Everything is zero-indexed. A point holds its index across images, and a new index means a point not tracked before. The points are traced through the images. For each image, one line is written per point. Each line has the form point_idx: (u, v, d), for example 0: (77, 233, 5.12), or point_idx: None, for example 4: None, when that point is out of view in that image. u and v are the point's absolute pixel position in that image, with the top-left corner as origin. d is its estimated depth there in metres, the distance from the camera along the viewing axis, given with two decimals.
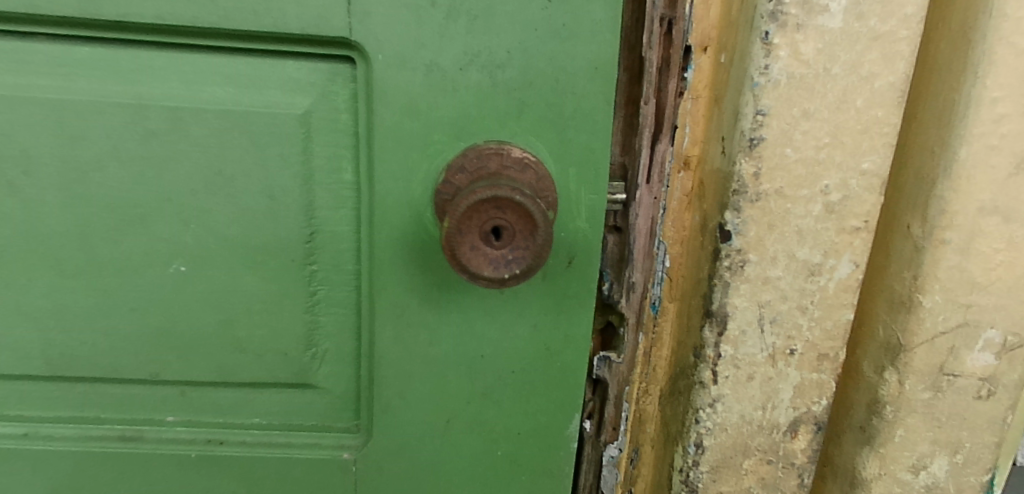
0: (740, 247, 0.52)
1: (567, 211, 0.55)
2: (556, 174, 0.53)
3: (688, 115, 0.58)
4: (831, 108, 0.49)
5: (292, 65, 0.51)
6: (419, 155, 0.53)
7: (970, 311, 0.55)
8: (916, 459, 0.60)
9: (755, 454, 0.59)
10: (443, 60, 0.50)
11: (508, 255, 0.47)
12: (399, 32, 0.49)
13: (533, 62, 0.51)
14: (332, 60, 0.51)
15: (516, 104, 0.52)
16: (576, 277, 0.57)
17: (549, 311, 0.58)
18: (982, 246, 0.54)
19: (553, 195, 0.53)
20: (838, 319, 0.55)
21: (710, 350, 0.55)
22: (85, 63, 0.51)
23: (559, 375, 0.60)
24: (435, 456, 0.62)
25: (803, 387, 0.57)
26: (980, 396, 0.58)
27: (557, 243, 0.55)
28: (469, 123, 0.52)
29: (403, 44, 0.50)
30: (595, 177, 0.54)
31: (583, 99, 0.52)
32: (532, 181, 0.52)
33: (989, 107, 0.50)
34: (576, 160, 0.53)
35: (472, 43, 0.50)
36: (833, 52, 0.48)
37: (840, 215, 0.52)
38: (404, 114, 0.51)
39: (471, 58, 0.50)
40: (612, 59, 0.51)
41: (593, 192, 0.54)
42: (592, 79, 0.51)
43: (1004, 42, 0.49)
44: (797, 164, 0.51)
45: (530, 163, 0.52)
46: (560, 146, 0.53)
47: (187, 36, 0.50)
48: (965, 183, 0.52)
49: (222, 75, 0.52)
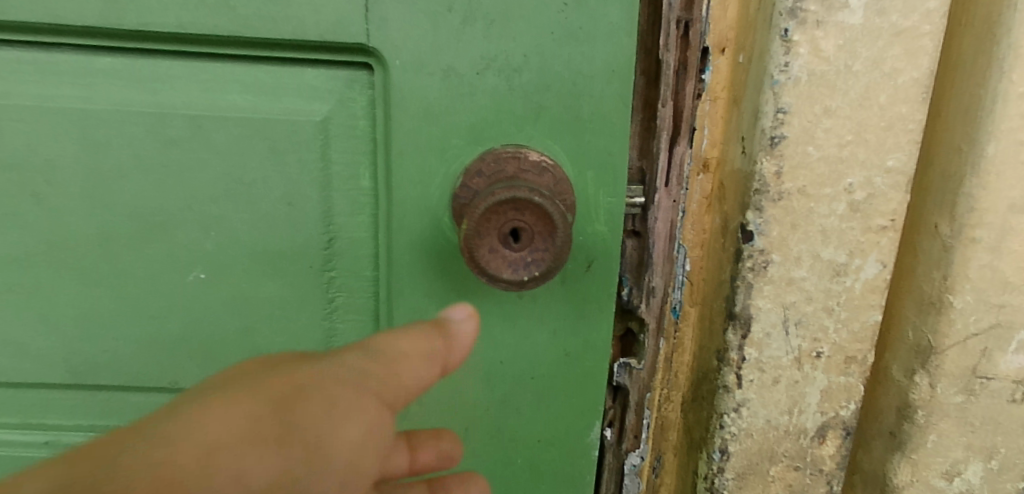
0: (763, 247, 0.52)
1: (586, 215, 0.54)
2: (574, 178, 0.53)
3: (706, 117, 0.57)
4: (854, 105, 0.49)
5: (311, 73, 0.52)
6: (437, 160, 0.53)
7: (1002, 312, 0.54)
8: (949, 465, 0.59)
9: (782, 460, 0.58)
10: (460, 65, 0.50)
11: (527, 257, 0.47)
12: (415, 38, 0.50)
13: (550, 65, 0.51)
14: (350, 68, 0.52)
15: (533, 108, 0.52)
16: (595, 282, 0.56)
17: (569, 317, 0.57)
18: (1014, 244, 0.52)
19: (571, 198, 0.53)
20: (865, 321, 0.54)
21: (734, 354, 0.55)
22: (108, 73, 0.52)
23: (579, 381, 0.59)
24: (454, 464, 0.62)
25: (831, 391, 0.56)
26: (1015, 400, 0.57)
27: (576, 247, 0.55)
28: (486, 127, 0.52)
29: (419, 49, 0.50)
30: (614, 180, 0.53)
31: (601, 102, 0.52)
32: (550, 185, 0.52)
33: (1016, 102, 0.49)
34: (595, 163, 0.53)
35: (488, 47, 0.50)
36: (854, 48, 0.47)
37: (865, 214, 0.51)
38: (421, 119, 0.52)
39: (487, 62, 0.50)
40: (628, 61, 0.51)
41: (611, 195, 0.54)
42: (610, 81, 0.51)
43: None
44: (820, 163, 0.50)
45: (547, 167, 0.52)
46: (578, 150, 0.53)
47: (207, 45, 0.51)
48: (993, 179, 0.51)
49: (241, 83, 0.52)
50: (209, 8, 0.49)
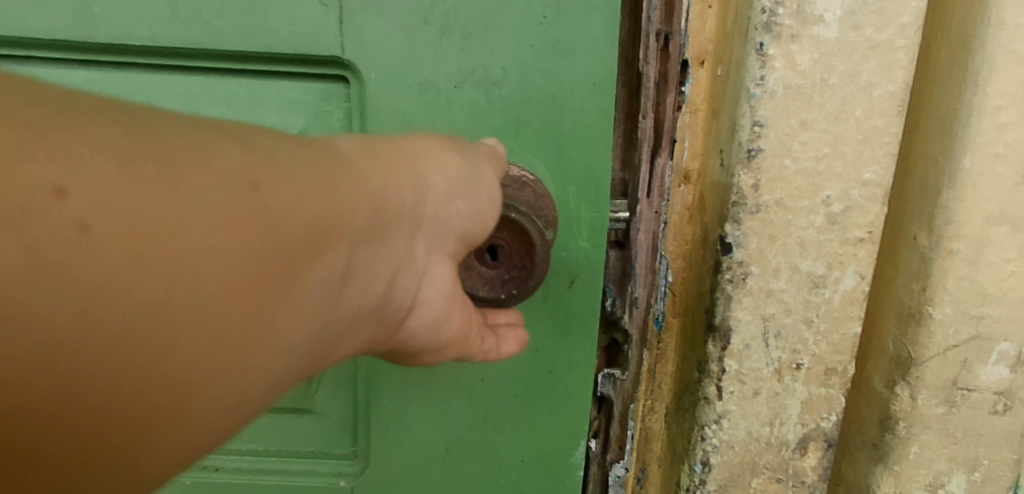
0: (741, 259, 0.52)
1: (568, 230, 0.55)
2: (555, 193, 0.54)
3: (687, 129, 0.58)
4: (829, 118, 0.49)
5: (289, 86, 0.53)
6: None
7: (982, 324, 0.54)
8: (932, 477, 0.58)
9: (764, 472, 0.58)
10: (438, 78, 0.51)
11: (503, 273, 0.51)
12: (394, 52, 0.50)
13: (529, 78, 0.51)
14: (326, 80, 0.52)
15: (513, 121, 0.52)
16: (579, 298, 0.56)
17: (551, 334, 0.57)
18: (992, 256, 0.52)
19: (553, 213, 0.54)
20: (845, 333, 0.54)
21: (714, 365, 0.55)
22: (93, 87, 0.53)
23: (563, 399, 0.60)
24: (435, 484, 0.62)
25: (812, 402, 0.56)
26: (996, 411, 0.57)
27: (559, 263, 0.55)
28: (467, 140, 0.52)
29: (397, 62, 0.51)
30: (596, 195, 0.54)
31: (582, 115, 0.52)
32: (531, 199, 0.53)
33: (992, 115, 0.50)
34: (575, 177, 0.53)
35: (466, 60, 0.50)
36: (829, 62, 0.48)
37: (843, 226, 0.51)
38: (401, 132, 0.52)
39: (465, 76, 0.51)
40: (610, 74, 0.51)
41: (594, 210, 0.54)
42: (592, 95, 0.51)
43: (1003, 49, 0.48)
44: (797, 175, 0.50)
45: (528, 182, 0.53)
46: (559, 165, 0.53)
47: (182, 58, 0.52)
48: (969, 191, 0.51)
49: (216, 96, 0.53)
50: (184, 22, 0.50)
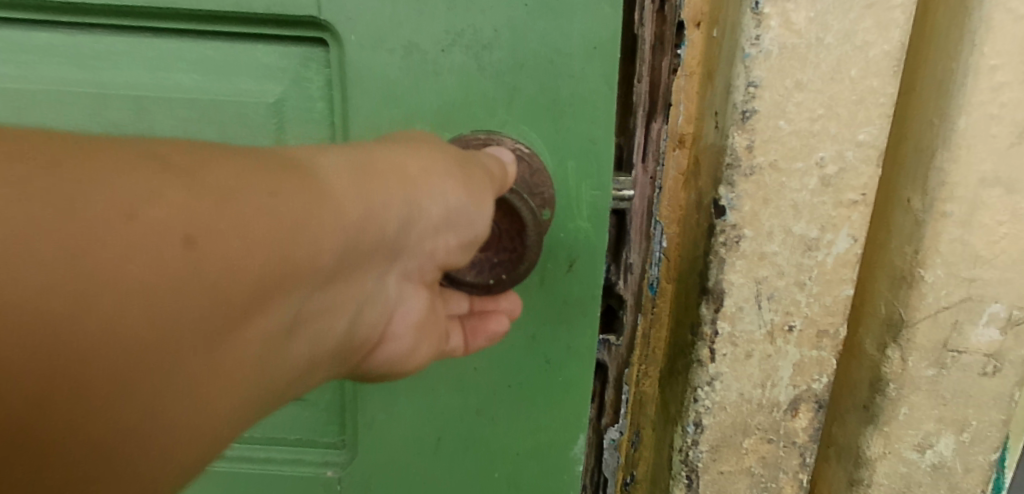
0: (735, 222, 0.52)
1: (568, 210, 0.54)
2: (553, 166, 0.53)
3: (682, 93, 0.58)
4: (824, 78, 0.49)
5: (273, 49, 0.52)
6: None
7: (973, 286, 0.54)
8: (921, 437, 0.59)
9: (755, 432, 0.58)
10: (422, 41, 0.50)
11: (491, 255, 0.53)
12: (377, 14, 0.50)
13: (523, 41, 0.50)
14: (302, 43, 0.52)
15: (506, 88, 0.51)
16: (577, 282, 0.56)
17: (549, 320, 0.58)
18: (984, 218, 0.53)
19: (549, 191, 0.53)
20: (837, 295, 0.54)
21: (707, 328, 0.55)
22: (89, 53, 0.54)
23: (560, 388, 0.60)
24: (425, 475, 0.64)
25: (803, 364, 0.56)
26: (985, 373, 0.57)
27: (557, 244, 0.55)
28: (456, 109, 0.52)
29: (381, 24, 0.50)
30: (598, 172, 0.53)
31: (580, 82, 0.51)
32: (526, 174, 0.53)
33: (988, 75, 0.49)
34: (573, 149, 0.53)
35: (453, 21, 0.50)
36: (825, 21, 0.47)
37: (837, 188, 0.51)
38: (386, 99, 0.52)
39: (453, 38, 0.50)
40: (609, 37, 0.49)
41: (595, 189, 0.53)
42: (590, 59, 0.50)
43: (1002, 7, 0.48)
44: (791, 136, 0.50)
45: (523, 155, 0.53)
46: (556, 136, 0.52)
47: (157, 20, 0.52)
48: (964, 153, 0.51)
49: (193, 62, 0.53)
50: None
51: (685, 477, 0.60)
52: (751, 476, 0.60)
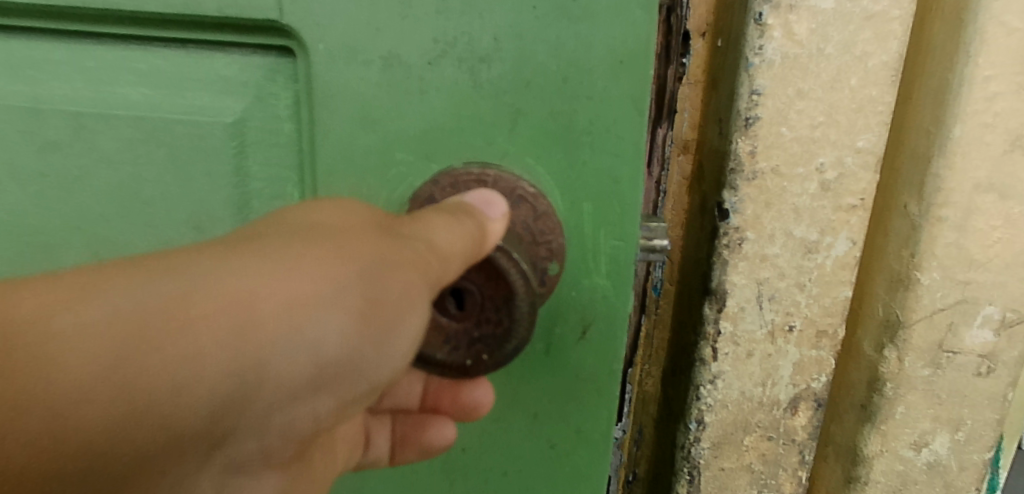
0: (738, 225, 0.54)
1: (583, 266, 0.46)
2: (564, 209, 0.45)
3: (687, 100, 0.60)
4: (825, 87, 0.50)
5: (245, 58, 0.46)
6: (375, 181, 0.46)
7: (968, 288, 0.56)
8: (917, 436, 0.61)
9: (756, 430, 0.60)
10: (406, 52, 0.42)
11: (471, 326, 0.41)
12: (354, 26, 0.42)
13: (530, 53, 0.41)
14: (261, 50, 0.46)
15: (509, 112, 0.43)
16: (590, 353, 0.48)
17: (556, 398, 0.50)
18: (979, 222, 0.54)
19: (556, 241, 0.45)
20: (836, 296, 0.56)
21: (710, 328, 0.57)
22: (29, 62, 0.49)
23: (568, 481, 0.52)
24: None
25: (803, 364, 0.58)
26: (980, 372, 0.59)
27: (568, 304, 0.47)
28: (445, 136, 0.44)
29: (351, 29, 0.42)
30: (620, 219, 0.45)
31: (602, 105, 0.42)
32: (528, 219, 0.44)
33: (982, 85, 0.51)
34: (589, 185, 0.44)
35: (443, 25, 0.42)
36: (826, 32, 0.49)
37: (836, 193, 0.53)
38: (358, 121, 0.45)
39: (443, 48, 0.42)
40: (640, 44, 0.41)
41: (617, 238, 0.45)
42: (616, 75, 0.41)
43: (995, 20, 0.50)
44: (793, 142, 0.52)
45: (525, 197, 0.44)
46: (570, 173, 0.44)
47: (96, 22, 0.46)
48: (958, 159, 0.53)
49: (135, 72, 0.48)
50: None
51: (687, 473, 0.62)
52: (751, 473, 0.62)
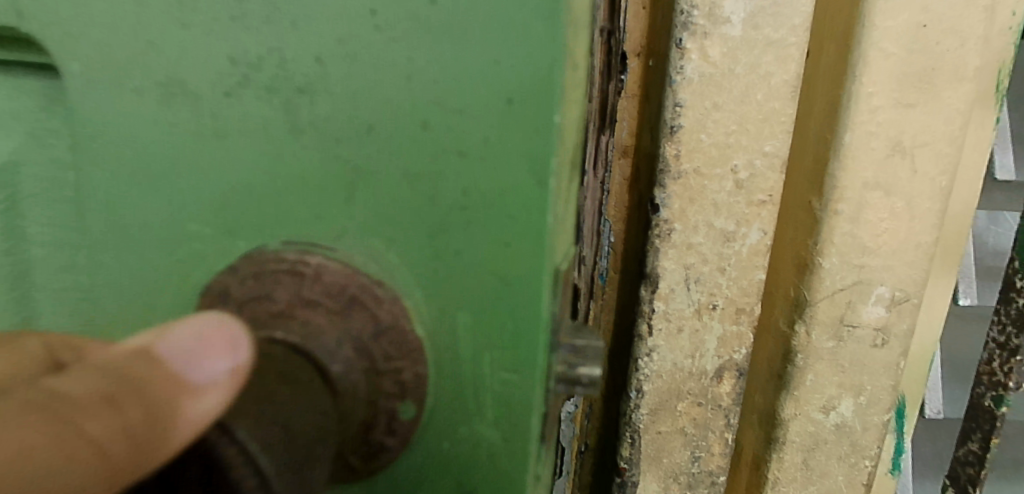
0: (667, 218, 0.63)
1: (460, 386, 0.39)
2: (422, 309, 0.38)
3: (625, 111, 0.69)
4: (736, 101, 0.60)
5: (41, 84, 0.41)
6: (162, 252, 0.39)
7: (862, 271, 0.66)
8: (825, 400, 0.71)
9: (687, 397, 0.69)
10: (198, 85, 0.35)
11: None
12: (119, 41, 0.35)
13: (345, 100, 0.34)
14: (38, 71, 0.40)
15: (335, 172, 0.36)
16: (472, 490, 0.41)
17: None
18: (869, 215, 0.65)
19: (413, 355, 0.38)
20: (752, 279, 0.66)
21: (646, 306, 0.66)
22: None
23: None
24: None
25: (726, 338, 0.67)
26: (876, 344, 0.69)
27: (437, 439, 0.40)
28: (253, 200, 0.37)
29: (124, 50, 0.35)
30: (513, 344, 0.38)
31: (451, 179, 0.35)
32: (364, 329, 0.38)
33: (867, 100, 0.61)
34: (474, 286, 0.37)
35: (234, 48, 0.34)
36: (735, 55, 0.59)
37: (749, 190, 0.63)
38: (138, 166, 0.37)
39: (239, 77, 0.35)
40: (503, 88, 0.33)
41: (511, 371, 0.39)
42: (475, 135, 0.34)
43: (875, 47, 0.60)
44: (711, 147, 0.61)
45: (357, 296, 0.37)
46: (422, 263, 0.37)
47: None
48: (850, 162, 0.63)
49: None
50: None
51: (630, 437, 0.70)
52: (684, 436, 0.71)
